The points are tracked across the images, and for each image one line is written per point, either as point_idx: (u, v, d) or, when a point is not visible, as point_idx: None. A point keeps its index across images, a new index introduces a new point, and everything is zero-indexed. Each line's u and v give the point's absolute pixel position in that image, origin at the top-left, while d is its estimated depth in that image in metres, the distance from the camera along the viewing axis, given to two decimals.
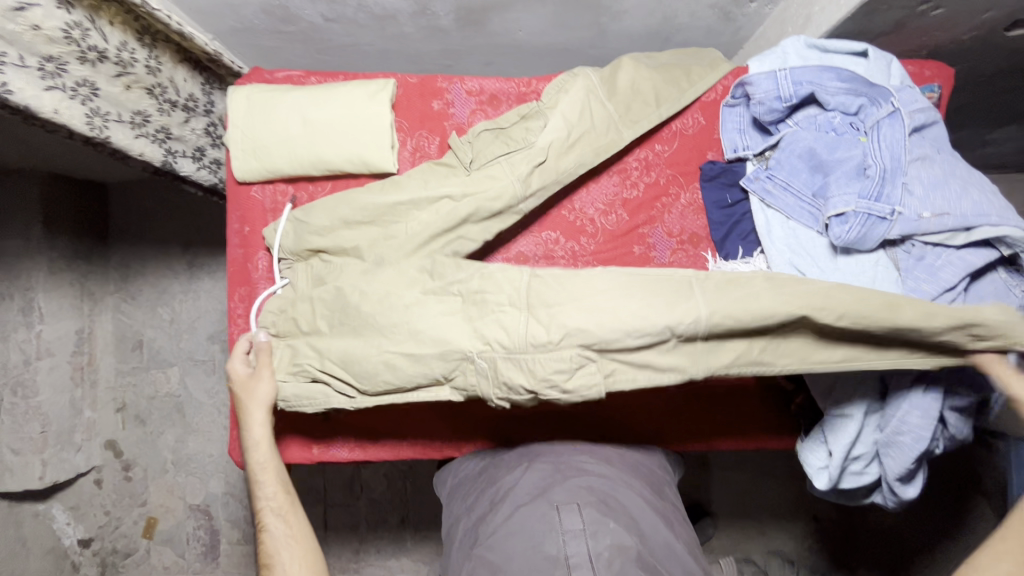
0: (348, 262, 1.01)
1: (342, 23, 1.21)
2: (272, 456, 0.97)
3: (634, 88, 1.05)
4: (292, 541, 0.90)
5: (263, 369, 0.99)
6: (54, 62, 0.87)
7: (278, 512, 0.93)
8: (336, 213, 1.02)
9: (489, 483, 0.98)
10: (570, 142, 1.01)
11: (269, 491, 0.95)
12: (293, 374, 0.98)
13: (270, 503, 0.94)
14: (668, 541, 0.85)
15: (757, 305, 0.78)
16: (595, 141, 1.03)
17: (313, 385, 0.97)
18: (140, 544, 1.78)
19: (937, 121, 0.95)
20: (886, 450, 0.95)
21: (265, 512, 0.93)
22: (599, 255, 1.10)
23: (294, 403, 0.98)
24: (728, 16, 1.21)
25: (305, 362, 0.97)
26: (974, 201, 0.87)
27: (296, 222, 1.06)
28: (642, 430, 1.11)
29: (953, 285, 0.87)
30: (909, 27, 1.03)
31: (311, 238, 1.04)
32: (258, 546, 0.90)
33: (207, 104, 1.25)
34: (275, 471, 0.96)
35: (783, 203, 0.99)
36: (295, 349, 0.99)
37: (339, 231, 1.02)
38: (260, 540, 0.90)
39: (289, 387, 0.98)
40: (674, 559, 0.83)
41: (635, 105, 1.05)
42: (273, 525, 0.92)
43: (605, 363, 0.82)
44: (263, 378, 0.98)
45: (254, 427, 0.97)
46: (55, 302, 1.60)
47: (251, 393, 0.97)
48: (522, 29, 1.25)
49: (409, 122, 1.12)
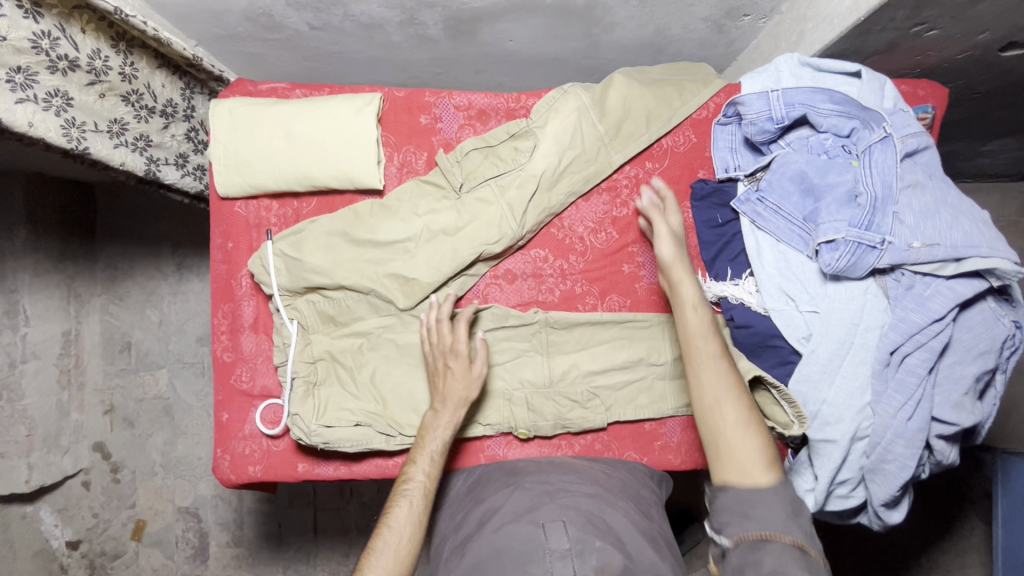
0: (356, 298, 1.07)
1: (328, 31, 1.18)
2: (442, 446, 0.97)
3: (623, 108, 1.04)
4: (405, 532, 0.88)
5: (481, 367, 1.01)
6: (23, 73, 0.84)
7: (420, 494, 0.92)
8: (331, 249, 1.05)
9: (476, 501, 0.99)
10: (561, 174, 1.04)
11: (423, 470, 0.95)
12: (338, 420, 1.03)
13: (411, 484, 0.93)
14: (739, 493, 0.77)
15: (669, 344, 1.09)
16: (584, 171, 1.06)
17: (357, 427, 1.04)
18: (129, 547, 1.77)
19: (929, 146, 0.92)
20: (871, 476, 0.91)
21: (409, 482, 0.94)
22: (589, 273, 1.10)
23: (335, 444, 1.02)
24: (721, 29, 1.19)
25: (356, 412, 1.05)
26: (965, 231, 0.85)
27: (287, 259, 1.05)
28: (629, 450, 1.10)
29: (942, 316, 0.85)
30: (903, 47, 1.01)
31: (304, 272, 1.05)
32: (384, 510, 0.91)
33: (187, 109, 1.19)
34: (432, 459, 0.96)
35: (773, 226, 0.96)
36: (338, 401, 1.06)
37: (336, 267, 1.04)
38: (392, 505, 0.91)
39: (329, 431, 1.03)
40: (744, 497, 0.77)
41: (625, 126, 1.05)
42: (406, 499, 0.92)
43: (605, 398, 1.08)
44: (475, 375, 1.00)
45: (445, 415, 0.98)
46: (40, 304, 1.58)
47: (457, 381, 0.99)
48: (513, 39, 1.23)
49: (396, 137, 1.10)
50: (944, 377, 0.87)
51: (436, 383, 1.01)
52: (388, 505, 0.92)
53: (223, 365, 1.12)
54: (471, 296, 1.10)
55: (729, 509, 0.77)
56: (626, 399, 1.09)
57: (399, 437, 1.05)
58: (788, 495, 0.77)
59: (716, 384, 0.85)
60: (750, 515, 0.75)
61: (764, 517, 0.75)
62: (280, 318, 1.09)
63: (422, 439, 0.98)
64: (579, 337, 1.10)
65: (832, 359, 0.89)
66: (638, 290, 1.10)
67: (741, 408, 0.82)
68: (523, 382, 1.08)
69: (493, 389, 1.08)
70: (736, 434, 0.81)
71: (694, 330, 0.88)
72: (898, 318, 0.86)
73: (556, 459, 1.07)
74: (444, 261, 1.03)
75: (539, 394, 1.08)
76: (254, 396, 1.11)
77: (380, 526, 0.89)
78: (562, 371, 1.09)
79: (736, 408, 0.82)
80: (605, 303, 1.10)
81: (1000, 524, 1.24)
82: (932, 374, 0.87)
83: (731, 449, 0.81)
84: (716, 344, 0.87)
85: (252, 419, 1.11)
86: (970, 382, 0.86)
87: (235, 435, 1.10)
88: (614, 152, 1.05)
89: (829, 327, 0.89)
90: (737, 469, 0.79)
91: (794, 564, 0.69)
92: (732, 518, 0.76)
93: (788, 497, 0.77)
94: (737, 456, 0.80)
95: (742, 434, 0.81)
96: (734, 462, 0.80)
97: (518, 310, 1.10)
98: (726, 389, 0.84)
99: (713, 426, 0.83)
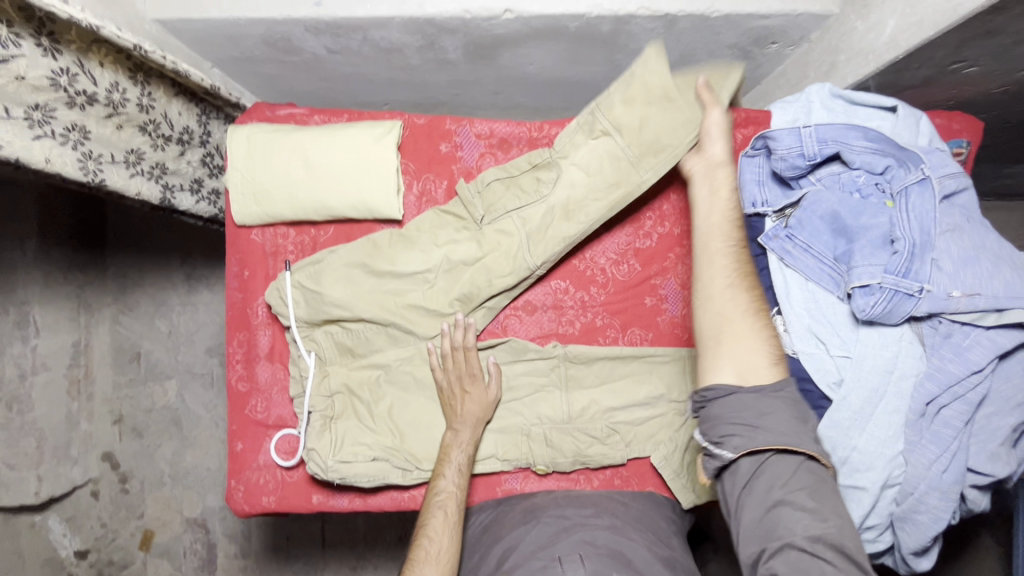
0: (374, 330, 1.06)
1: (346, 54, 1.16)
2: (467, 459, 0.99)
3: (649, 124, 0.99)
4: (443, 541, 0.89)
5: (495, 391, 1.04)
6: (41, 110, 0.83)
7: (453, 503, 0.93)
8: (351, 281, 1.04)
9: (494, 540, 0.98)
10: (586, 200, 1.01)
11: (453, 482, 0.95)
12: (354, 455, 1.01)
13: (442, 496, 0.93)
14: (734, 395, 0.81)
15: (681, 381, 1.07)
16: (609, 196, 1.01)
17: (373, 462, 1.02)
18: (137, 557, 1.76)
19: (967, 187, 0.90)
20: (901, 525, 0.88)
21: (439, 493, 0.94)
22: (610, 306, 1.08)
23: (352, 480, 1.01)
24: (746, 56, 1.16)
25: (372, 446, 1.03)
26: (1008, 280, 0.82)
27: (305, 290, 1.04)
28: (649, 485, 1.07)
29: (981, 368, 0.82)
30: (939, 83, 0.98)
31: (323, 305, 1.03)
32: (419, 524, 0.91)
33: (203, 135, 1.18)
34: (460, 471, 0.97)
35: (803, 264, 0.93)
36: (353, 435, 1.04)
37: (355, 299, 1.03)
38: (427, 516, 0.91)
39: (345, 467, 1.01)
40: (748, 409, 0.79)
41: (656, 142, 0.99)
42: (440, 510, 0.92)
43: (625, 433, 1.06)
44: (489, 398, 1.03)
45: (465, 432, 1.00)
46: (51, 315, 1.56)
47: (473, 404, 1.02)
48: (533, 63, 1.20)
49: (415, 164, 1.08)
50: (980, 427, 0.84)
51: (451, 403, 1.02)
52: (421, 520, 0.91)
53: (238, 395, 1.10)
54: (490, 333, 1.09)
55: (733, 423, 0.79)
56: (645, 433, 1.07)
57: (416, 471, 1.03)
58: (793, 406, 0.79)
59: (722, 266, 0.91)
60: (758, 427, 0.77)
61: (773, 429, 0.77)
62: (297, 349, 1.07)
63: (444, 454, 0.99)
64: (599, 371, 1.08)
65: (866, 404, 0.86)
66: (661, 324, 1.08)
67: (749, 301, 0.89)
68: (541, 417, 1.07)
69: (510, 424, 1.07)
70: (740, 322, 0.87)
71: (720, 225, 0.93)
72: (935, 368, 0.84)
73: (576, 495, 1.04)
74: (465, 292, 1.02)
75: (558, 429, 1.06)
76: (268, 425, 1.10)
77: (419, 538, 0.89)
78: (581, 407, 1.07)
79: (745, 300, 0.89)
80: (626, 336, 1.08)
81: None
82: (968, 425, 0.84)
83: (733, 336, 0.87)
84: (738, 239, 0.93)
85: (267, 450, 1.09)
86: (1008, 434, 0.84)
87: (249, 466, 1.09)
88: (643, 173, 1.00)
89: (862, 374, 0.87)
90: (735, 356, 0.86)
91: (800, 489, 0.72)
92: (738, 430, 0.78)
93: (791, 404, 0.79)
94: (739, 347, 0.86)
95: (744, 322, 0.88)
96: (735, 350, 0.86)
97: (536, 343, 1.08)
98: (733, 277, 0.90)
99: (721, 313, 0.89)
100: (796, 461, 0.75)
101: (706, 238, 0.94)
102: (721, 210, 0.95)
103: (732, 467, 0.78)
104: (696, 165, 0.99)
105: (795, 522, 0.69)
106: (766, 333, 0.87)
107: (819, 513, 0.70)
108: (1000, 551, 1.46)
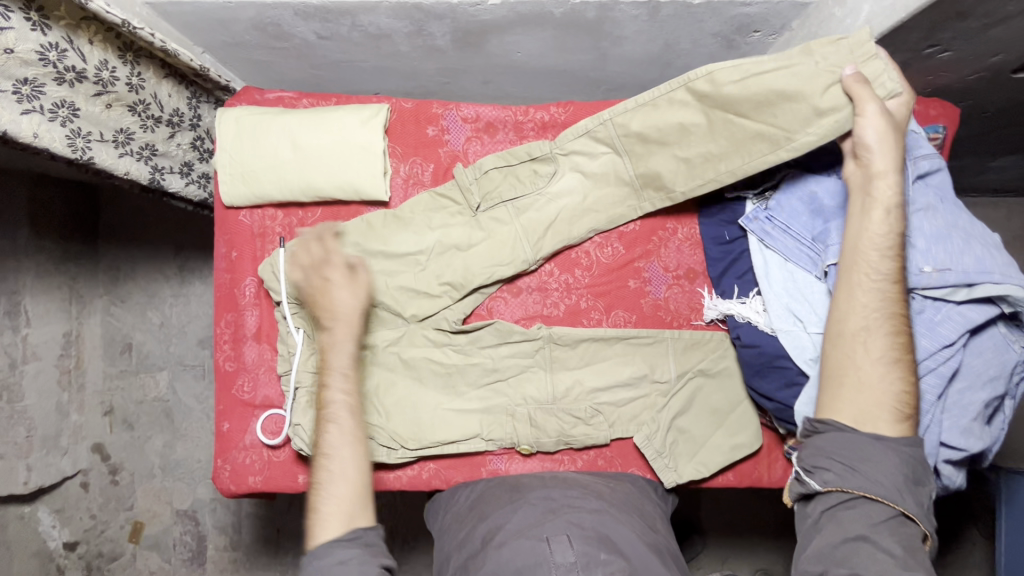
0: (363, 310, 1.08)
1: (336, 41, 1.17)
2: (349, 362, 0.95)
3: (657, 158, 0.99)
4: (346, 450, 0.89)
5: (364, 275, 0.98)
6: (31, 85, 0.84)
7: (345, 412, 0.92)
8: None
9: (479, 518, 0.97)
10: (586, 210, 1.05)
11: (340, 389, 0.93)
12: None
13: (338, 403, 0.92)
14: (846, 434, 0.81)
15: (661, 361, 1.08)
16: (609, 211, 1.05)
17: None
18: (126, 549, 1.76)
19: (942, 168, 0.92)
20: None
21: (334, 404, 0.93)
22: (594, 288, 1.10)
23: None
24: (730, 45, 1.18)
25: None
26: (977, 256, 0.85)
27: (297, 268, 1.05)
28: (633, 466, 1.09)
29: (951, 341, 0.84)
30: (914, 68, 1.00)
31: None
32: (318, 438, 0.91)
33: (193, 118, 1.19)
34: (344, 376, 0.94)
35: (781, 245, 0.99)
36: None
37: None
38: (322, 432, 0.91)
39: None
40: (853, 451, 0.80)
41: (659, 175, 1.00)
42: (335, 423, 0.91)
43: (608, 414, 1.07)
44: (358, 283, 0.98)
45: (337, 333, 0.96)
46: (42, 305, 1.57)
47: (343, 293, 0.97)
48: (521, 51, 1.22)
49: (403, 148, 1.09)
50: (953, 402, 0.86)
51: (316, 311, 0.98)
52: (320, 436, 0.91)
53: (225, 375, 1.11)
54: (477, 317, 1.11)
55: (832, 458, 0.81)
56: (629, 415, 1.08)
57: (400, 450, 1.05)
58: (906, 463, 0.79)
59: (865, 301, 0.85)
60: (856, 471, 0.79)
61: (876, 478, 0.78)
62: (286, 326, 1.08)
63: (327, 363, 0.95)
64: (584, 353, 1.09)
65: None
66: (644, 306, 1.09)
67: (889, 344, 0.83)
68: (527, 398, 1.08)
69: (496, 403, 1.08)
70: (869, 370, 0.82)
71: (868, 254, 0.85)
72: None
73: (560, 474, 1.05)
74: (455, 277, 1.04)
75: (542, 410, 1.07)
76: (255, 405, 1.10)
77: (320, 458, 0.89)
78: (566, 389, 1.08)
79: (884, 344, 0.83)
80: (610, 318, 1.10)
81: (1003, 541, 1.26)
82: (941, 399, 0.86)
83: (859, 381, 0.83)
84: (890, 273, 0.84)
85: (253, 430, 1.10)
86: (979, 408, 0.86)
87: (236, 445, 1.09)
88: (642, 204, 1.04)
89: None
90: (857, 400, 0.82)
91: (888, 536, 0.75)
92: (834, 466, 0.81)
93: (905, 460, 0.79)
94: (864, 393, 0.82)
95: (880, 373, 0.82)
96: (858, 397, 0.82)
97: (521, 325, 1.09)
98: (875, 316, 0.84)
99: (851, 352, 0.84)
100: (885, 509, 0.77)
101: (851, 264, 0.86)
102: (875, 236, 0.85)
103: (818, 495, 0.82)
104: (855, 174, 0.90)
105: (873, 561, 0.73)
106: (903, 388, 0.82)
107: (900, 560, 0.73)
108: (984, 544, 1.49)
